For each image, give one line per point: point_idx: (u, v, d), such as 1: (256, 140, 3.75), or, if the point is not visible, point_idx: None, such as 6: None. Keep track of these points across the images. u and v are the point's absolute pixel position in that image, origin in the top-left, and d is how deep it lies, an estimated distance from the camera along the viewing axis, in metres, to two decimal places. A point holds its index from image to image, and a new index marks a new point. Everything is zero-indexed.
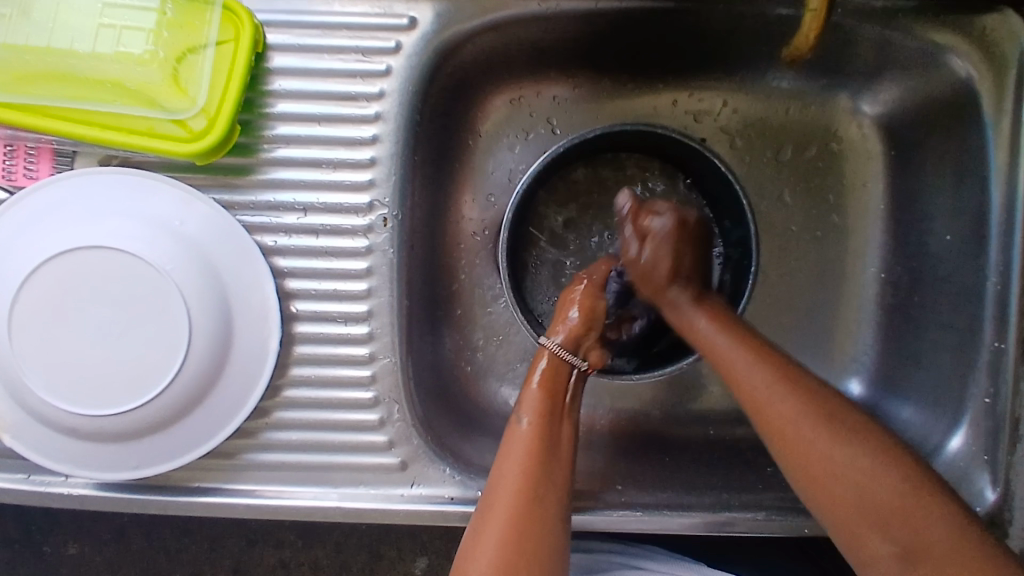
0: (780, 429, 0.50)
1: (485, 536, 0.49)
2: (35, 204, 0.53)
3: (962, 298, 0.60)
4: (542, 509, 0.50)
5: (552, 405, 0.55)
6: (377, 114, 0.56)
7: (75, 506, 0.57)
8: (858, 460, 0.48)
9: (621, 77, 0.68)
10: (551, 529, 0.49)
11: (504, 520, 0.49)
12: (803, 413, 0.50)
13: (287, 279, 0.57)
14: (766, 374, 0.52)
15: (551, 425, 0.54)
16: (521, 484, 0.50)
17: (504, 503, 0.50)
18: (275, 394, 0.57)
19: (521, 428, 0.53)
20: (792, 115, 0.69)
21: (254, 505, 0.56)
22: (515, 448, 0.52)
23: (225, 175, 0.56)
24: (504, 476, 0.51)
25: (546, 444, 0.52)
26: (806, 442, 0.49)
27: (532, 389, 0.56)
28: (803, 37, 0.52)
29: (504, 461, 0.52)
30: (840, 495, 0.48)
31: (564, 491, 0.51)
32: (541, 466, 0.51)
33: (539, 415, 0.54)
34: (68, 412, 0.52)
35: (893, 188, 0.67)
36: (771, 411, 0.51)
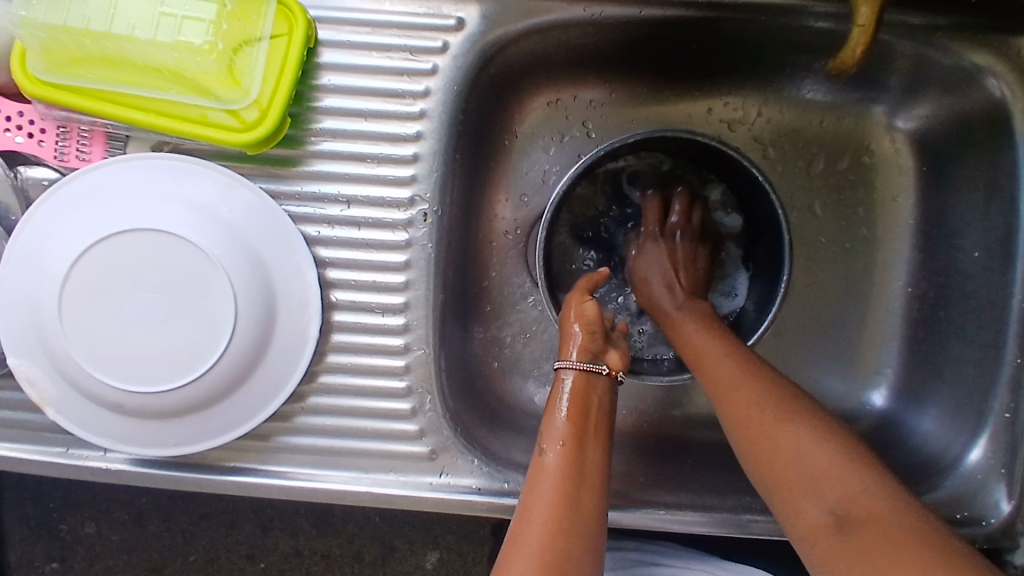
0: (744, 415, 0.51)
1: (511, 571, 0.46)
2: (87, 186, 0.54)
3: (988, 313, 0.60)
4: (571, 541, 0.47)
5: (578, 431, 0.53)
6: (422, 111, 0.58)
7: (111, 481, 0.59)
8: (812, 440, 0.48)
9: (658, 83, 0.69)
10: (581, 561, 0.47)
11: (531, 553, 0.47)
12: (765, 399, 0.51)
13: (328, 268, 0.58)
14: (736, 361, 0.54)
15: (579, 455, 0.51)
16: (549, 517, 0.48)
17: (532, 537, 0.47)
18: (311, 379, 0.58)
19: (547, 461, 0.51)
20: (826, 127, 0.69)
21: (286, 487, 0.58)
22: (542, 481, 0.50)
23: (272, 166, 0.57)
24: (539, 493, 0.50)
25: (574, 473, 0.50)
26: (759, 427, 0.50)
27: (559, 418, 0.53)
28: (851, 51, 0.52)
29: (531, 494, 0.50)
30: (790, 475, 0.48)
31: (593, 523, 0.49)
32: (570, 496, 0.49)
33: (565, 444, 0.52)
34: (115, 389, 0.53)
35: (924, 203, 0.68)
36: (737, 402, 0.52)
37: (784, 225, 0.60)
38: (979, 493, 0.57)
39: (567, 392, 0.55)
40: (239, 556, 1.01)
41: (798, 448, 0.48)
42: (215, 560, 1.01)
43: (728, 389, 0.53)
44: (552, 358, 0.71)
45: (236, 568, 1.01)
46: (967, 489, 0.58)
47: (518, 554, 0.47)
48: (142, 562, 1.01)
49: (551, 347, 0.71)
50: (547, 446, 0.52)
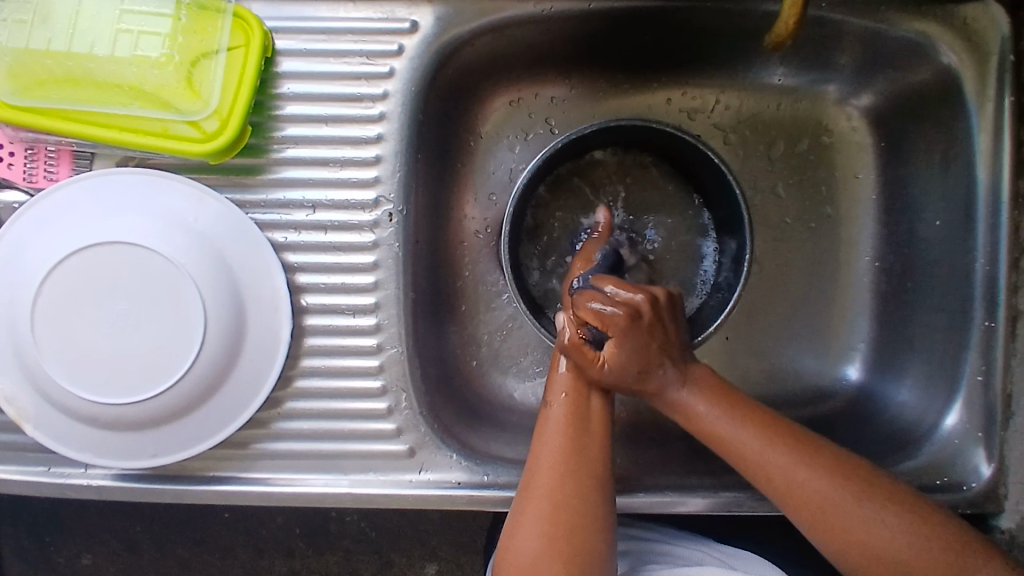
0: (822, 515, 0.51)
1: (526, 512, 0.52)
2: (54, 203, 0.55)
3: (952, 280, 0.61)
4: (579, 481, 0.53)
5: (580, 384, 0.56)
6: (382, 114, 0.59)
7: (93, 497, 0.59)
8: (873, 512, 0.50)
9: (616, 76, 0.70)
10: (590, 497, 0.53)
11: (544, 494, 0.52)
12: (838, 492, 0.51)
13: (297, 273, 0.59)
14: (793, 465, 0.52)
15: (581, 404, 0.55)
16: (558, 462, 0.53)
17: (542, 478, 0.53)
18: (287, 384, 0.59)
19: (553, 411, 0.56)
20: (783, 110, 0.71)
21: (267, 493, 0.58)
22: (549, 429, 0.55)
23: (236, 175, 0.58)
24: (547, 448, 0.54)
25: (578, 422, 0.55)
26: (814, 496, 0.51)
27: (560, 371, 0.57)
28: (783, 24, 0.52)
29: (539, 443, 0.55)
30: (857, 542, 0.50)
31: (600, 462, 0.54)
32: (576, 442, 0.54)
33: (569, 395, 0.56)
34: (90, 401, 0.53)
35: (884, 178, 0.69)
36: (792, 486, 0.51)
37: (744, 205, 0.61)
38: (956, 457, 0.58)
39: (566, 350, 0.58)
40: None
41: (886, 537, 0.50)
42: None
43: (794, 493, 0.51)
44: (530, 353, 0.71)
45: None
46: (945, 454, 0.58)
47: (531, 494, 0.53)
48: None
49: (528, 342, 0.72)
50: (553, 397, 0.56)
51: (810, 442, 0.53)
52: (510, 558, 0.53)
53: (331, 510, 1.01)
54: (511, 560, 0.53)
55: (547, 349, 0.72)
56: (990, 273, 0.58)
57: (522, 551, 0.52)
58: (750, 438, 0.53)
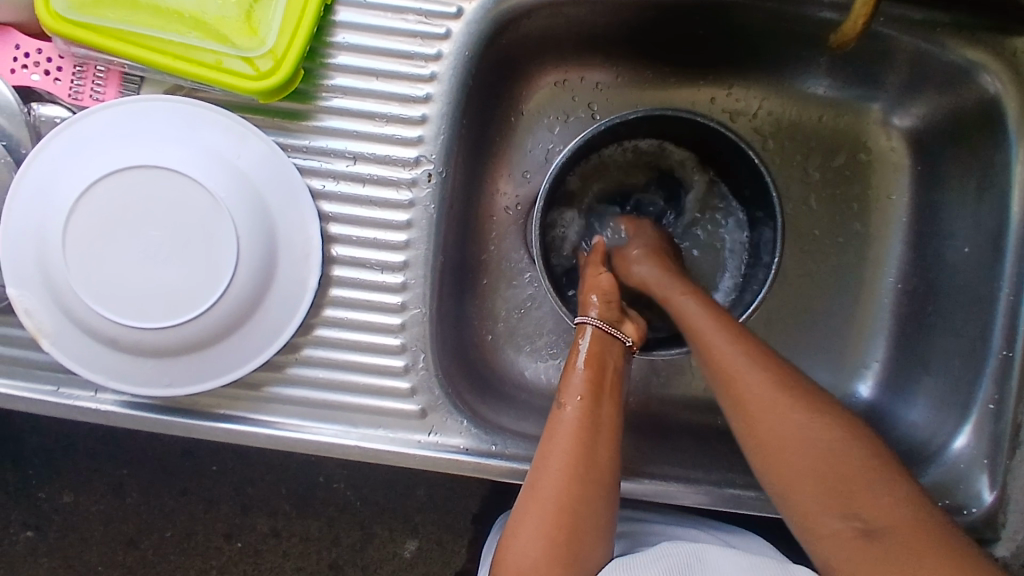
0: (749, 404, 0.51)
1: (530, 515, 0.52)
2: (98, 123, 0.55)
3: (974, 308, 0.61)
4: (586, 487, 0.52)
5: (595, 390, 0.55)
6: (432, 74, 0.59)
7: (100, 422, 0.59)
8: (819, 430, 0.49)
9: (664, 69, 0.71)
10: (595, 505, 0.52)
11: (550, 498, 0.52)
12: (774, 390, 0.50)
13: (331, 223, 0.59)
14: (741, 357, 0.52)
15: (595, 410, 0.54)
16: (567, 465, 0.52)
17: (549, 482, 0.52)
18: (307, 331, 0.59)
19: (564, 415, 0.54)
20: (824, 122, 0.71)
21: (275, 437, 0.58)
22: (560, 432, 0.54)
23: (282, 119, 0.59)
24: (552, 454, 0.53)
25: (591, 427, 0.54)
26: (758, 399, 0.50)
27: (577, 372, 0.56)
28: (852, 24, 0.53)
29: (547, 446, 0.53)
30: (797, 459, 0.48)
31: (609, 471, 0.53)
32: (586, 449, 0.53)
33: (583, 400, 0.54)
34: (112, 322, 0.54)
35: (917, 201, 0.69)
36: (743, 383, 0.51)
37: (779, 209, 0.61)
38: (961, 480, 0.58)
39: (583, 354, 0.57)
40: (217, 533, 1.01)
41: (807, 436, 0.49)
42: (192, 535, 1.01)
43: (733, 380, 0.51)
44: (545, 333, 0.72)
45: (214, 544, 1.01)
46: (950, 477, 0.58)
47: (535, 497, 0.52)
48: (119, 532, 1.00)
49: (546, 323, 0.72)
50: (565, 401, 0.55)
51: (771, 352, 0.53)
52: (508, 556, 0.52)
53: (322, 473, 1.01)
54: (510, 563, 0.52)
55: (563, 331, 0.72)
56: (1013, 304, 0.58)
57: (523, 553, 0.51)
58: (713, 328, 0.54)
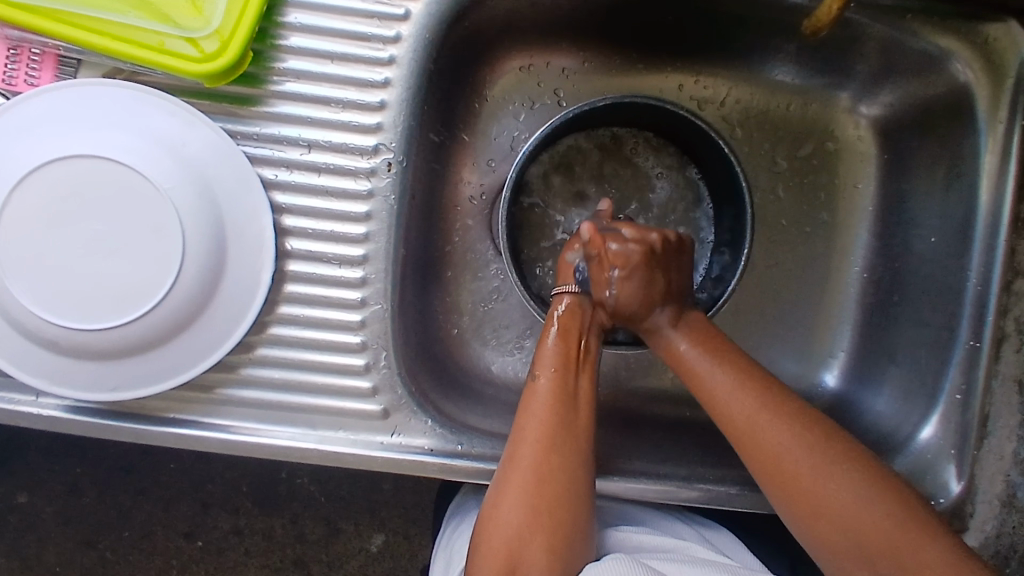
0: (779, 466, 0.49)
1: (510, 489, 0.51)
2: (29, 109, 0.51)
3: (940, 298, 0.61)
4: (565, 457, 0.52)
5: (568, 360, 0.55)
6: (392, 57, 0.56)
7: (42, 429, 0.56)
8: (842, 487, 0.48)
9: (631, 55, 0.69)
10: (576, 474, 0.52)
11: (527, 472, 0.51)
12: (801, 450, 0.49)
13: (285, 215, 0.56)
14: (765, 412, 0.50)
15: (570, 381, 0.54)
16: (543, 436, 0.52)
17: (528, 452, 0.51)
18: (262, 329, 0.56)
19: (539, 386, 0.54)
20: (793, 110, 0.70)
21: (230, 441, 0.56)
22: (535, 404, 0.53)
23: (230, 104, 0.55)
24: (531, 423, 0.52)
25: (565, 397, 0.53)
26: (780, 454, 0.49)
27: (548, 345, 0.55)
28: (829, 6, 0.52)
29: (523, 416, 0.53)
30: (827, 512, 0.48)
31: (585, 438, 0.53)
32: (563, 417, 0.52)
33: (557, 370, 0.54)
34: (50, 322, 0.50)
35: (885, 190, 0.69)
36: (761, 437, 0.50)
37: (748, 199, 0.60)
38: (928, 470, 0.58)
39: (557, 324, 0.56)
40: (176, 533, 0.97)
41: (844, 498, 0.48)
42: (150, 536, 0.97)
43: (745, 429, 0.50)
44: (513, 327, 0.70)
45: (173, 544, 0.97)
46: (916, 468, 0.58)
47: (513, 472, 0.51)
48: (73, 534, 0.96)
49: (512, 316, 0.70)
50: (540, 371, 0.54)
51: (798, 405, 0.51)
52: (489, 534, 0.51)
53: (284, 470, 0.98)
54: (491, 542, 0.51)
55: (530, 324, 0.70)
56: (981, 294, 0.58)
57: (504, 530, 0.50)
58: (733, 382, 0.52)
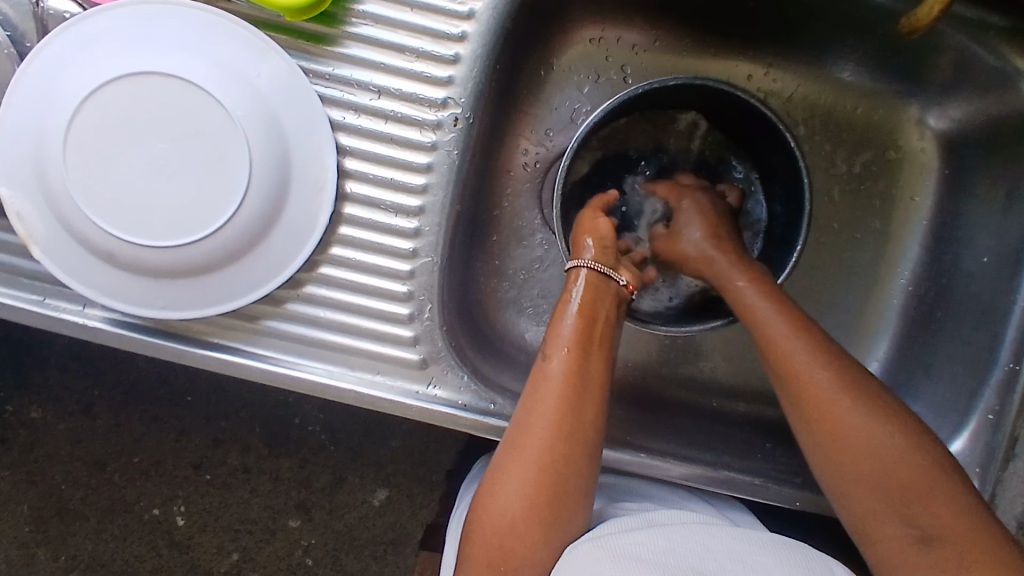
0: (822, 410, 0.52)
1: (512, 473, 0.51)
2: (110, 22, 0.51)
3: (985, 318, 0.61)
4: (570, 449, 0.51)
5: (584, 342, 0.53)
6: (471, 12, 0.56)
7: (86, 339, 0.57)
8: (883, 437, 0.50)
9: (704, 38, 0.68)
10: (578, 469, 0.51)
11: (530, 459, 0.51)
12: (843, 394, 0.52)
13: (347, 157, 0.56)
14: (810, 354, 0.53)
15: (583, 365, 0.52)
16: (549, 424, 0.51)
17: (533, 443, 0.51)
18: (312, 267, 0.57)
19: (550, 368, 0.52)
20: (859, 114, 0.69)
21: (268, 371, 0.57)
22: (546, 388, 0.52)
23: (306, 42, 0.55)
24: (538, 411, 0.51)
25: (575, 384, 0.52)
26: (825, 398, 0.52)
27: (565, 325, 0.54)
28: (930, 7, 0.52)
29: (533, 400, 0.52)
30: (856, 453, 0.50)
31: (594, 431, 0.52)
32: (572, 407, 0.51)
33: (570, 353, 0.53)
34: (109, 235, 0.51)
35: (942, 205, 0.67)
36: (805, 378, 0.53)
37: (808, 197, 0.59)
38: None
39: (575, 302, 0.55)
40: (186, 465, 0.99)
41: (876, 451, 0.50)
42: (160, 465, 0.99)
43: (791, 368, 0.53)
44: (551, 299, 0.70)
45: (182, 476, 0.99)
46: None
47: (515, 457, 0.51)
48: (85, 454, 0.98)
49: (551, 288, 0.70)
50: (552, 352, 0.53)
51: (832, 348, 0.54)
52: (487, 515, 0.52)
53: (297, 416, 0.99)
54: (489, 519, 0.52)
55: None
56: None
57: (501, 510, 0.51)
58: (784, 326, 0.54)
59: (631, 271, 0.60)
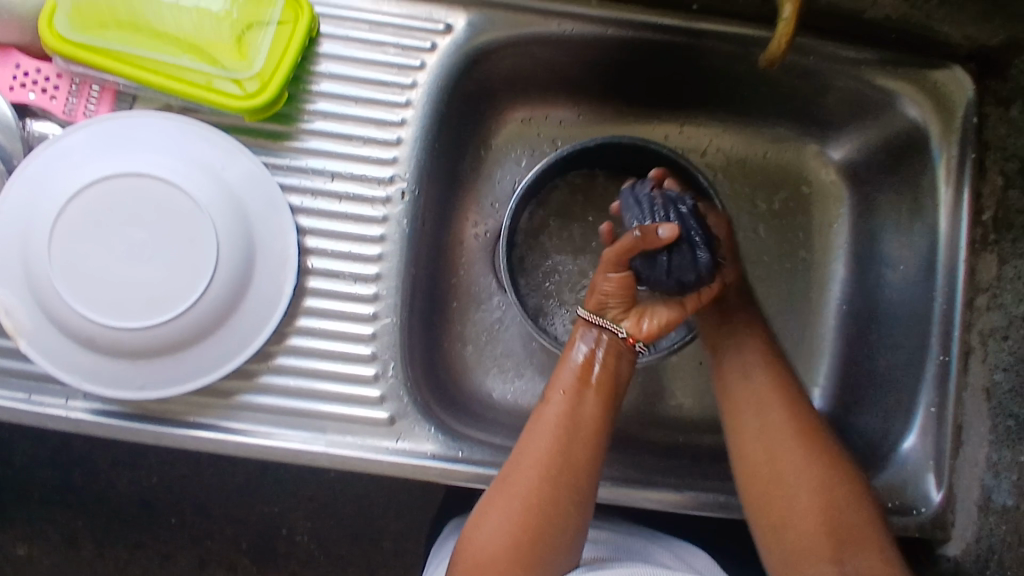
0: (769, 436, 0.56)
1: (496, 508, 0.53)
2: (90, 134, 0.58)
3: (913, 321, 0.65)
4: (558, 487, 0.53)
5: (584, 385, 0.58)
6: (408, 101, 0.64)
7: (69, 430, 0.59)
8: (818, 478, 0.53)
9: (621, 108, 0.76)
10: (565, 509, 0.53)
11: (519, 492, 0.53)
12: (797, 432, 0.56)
13: (307, 236, 0.62)
14: (777, 397, 0.58)
15: (577, 407, 0.56)
16: (541, 461, 0.54)
17: (522, 477, 0.53)
18: (280, 339, 0.61)
19: (549, 409, 0.57)
20: (769, 158, 0.76)
21: (244, 444, 0.59)
22: (542, 427, 0.56)
23: (266, 139, 0.63)
24: (531, 446, 0.55)
25: (571, 423, 0.55)
26: (774, 428, 0.56)
27: (568, 369, 0.59)
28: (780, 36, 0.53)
29: (529, 437, 0.56)
30: (788, 484, 0.53)
31: (584, 472, 0.54)
32: (562, 445, 0.55)
33: (567, 395, 0.57)
34: (89, 321, 0.55)
35: (856, 227, 0.74)
36: (761, 411, 0.57)
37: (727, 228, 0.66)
38: (911, 482, 0.62)
39: (581, 349, 0.59)
40: None
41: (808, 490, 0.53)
42: None
43: (750, 402, 0.58)
44: (513, 355, 0.74)
45: None
46: (901, 478, 0.62)
47: (506, 492, 0.53)
48: None
49: (513, 344, 0.74)
50: (552, 395, 0.58)
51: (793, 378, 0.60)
52: (466, 552, 0.52)
53: (283, 527, 0.97)
54: (471, 554, 0.52)
55: (530, 352, 0.74)
56: (947, 313, 0.63)
57: (484, 541, 0.52)
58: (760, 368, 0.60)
59: (643, 319, 0.60)
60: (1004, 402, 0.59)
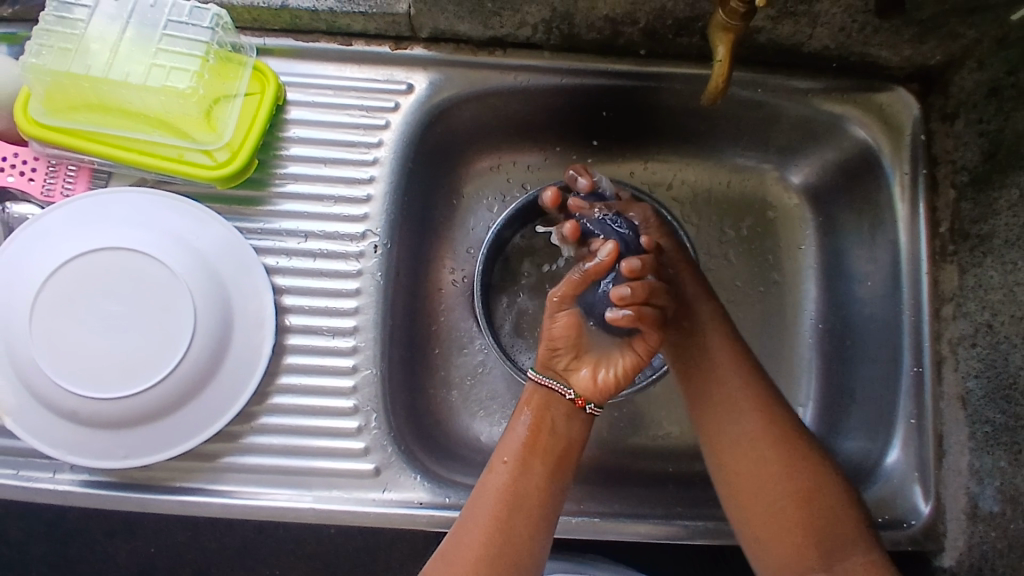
0: (746, 435, 0.59)
1: None
2: (69, 212, 0.60)
3: (885, 335, 0.67)
4: (497, 564, 0.54)
5: (528, 454, 0.57)
6: (375, 159, 0.66)
7: (58, 503, 0.60)
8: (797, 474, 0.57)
9: (586, 149, 0.78)
10: None
11: (460, 569, 0.54)
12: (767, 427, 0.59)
13: (284, 295, 0.64)
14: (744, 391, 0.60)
15: (520, 479, 0.56)
16: (480, 537, 0.54)
17: (462, 552, 0.54)
18: (262, 399, 0.61)
19: (493, 479, 0.57)
20: (733, 187, 0.78)
21: (231, 505, 0.59)
22: (484, 498, 0.56)
23: (239, 205, 0.65)
24: (472, 519, 0.55)
25: (512, 497, 0.55)
26: (750, 426, 0.59)
27: (516, 434, 0.58)
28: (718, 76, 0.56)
29: (472, 509, 0.56)
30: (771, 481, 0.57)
31: (523, 548, 0.55)
32: (503, 521, 0.55)
33: (511, 466, 0.57)
34: (71, 394, 0.56)
35: (823, 248, 0.75)
36: (735, 410, 0.60)
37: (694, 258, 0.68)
38: (897, 496, 0.63)
39: (527, 413, 0.58)
40: None
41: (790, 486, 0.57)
42: None
43: (724, 400, 0.60)
44: (497, 398, 0.74)
45: None
46: (886, 495, 0.63)
47: (446, 566, 0.54)
48: None
49: (496, 387, 0.75)
50: (495, 465, 0.57)
51: (772, 399, 0.60)
52: None
53: None
54: None
55: (514, 393, 0.75)
56: (916, 324, 0.65)
57: None
58: (726, 363, 0.61)
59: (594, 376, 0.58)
60: (980, 409, 0.60)
